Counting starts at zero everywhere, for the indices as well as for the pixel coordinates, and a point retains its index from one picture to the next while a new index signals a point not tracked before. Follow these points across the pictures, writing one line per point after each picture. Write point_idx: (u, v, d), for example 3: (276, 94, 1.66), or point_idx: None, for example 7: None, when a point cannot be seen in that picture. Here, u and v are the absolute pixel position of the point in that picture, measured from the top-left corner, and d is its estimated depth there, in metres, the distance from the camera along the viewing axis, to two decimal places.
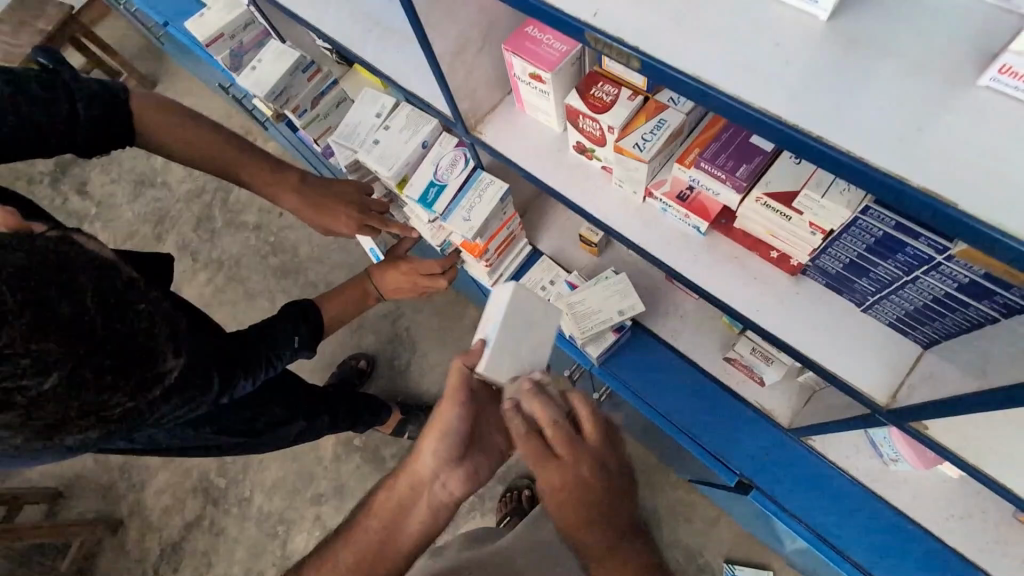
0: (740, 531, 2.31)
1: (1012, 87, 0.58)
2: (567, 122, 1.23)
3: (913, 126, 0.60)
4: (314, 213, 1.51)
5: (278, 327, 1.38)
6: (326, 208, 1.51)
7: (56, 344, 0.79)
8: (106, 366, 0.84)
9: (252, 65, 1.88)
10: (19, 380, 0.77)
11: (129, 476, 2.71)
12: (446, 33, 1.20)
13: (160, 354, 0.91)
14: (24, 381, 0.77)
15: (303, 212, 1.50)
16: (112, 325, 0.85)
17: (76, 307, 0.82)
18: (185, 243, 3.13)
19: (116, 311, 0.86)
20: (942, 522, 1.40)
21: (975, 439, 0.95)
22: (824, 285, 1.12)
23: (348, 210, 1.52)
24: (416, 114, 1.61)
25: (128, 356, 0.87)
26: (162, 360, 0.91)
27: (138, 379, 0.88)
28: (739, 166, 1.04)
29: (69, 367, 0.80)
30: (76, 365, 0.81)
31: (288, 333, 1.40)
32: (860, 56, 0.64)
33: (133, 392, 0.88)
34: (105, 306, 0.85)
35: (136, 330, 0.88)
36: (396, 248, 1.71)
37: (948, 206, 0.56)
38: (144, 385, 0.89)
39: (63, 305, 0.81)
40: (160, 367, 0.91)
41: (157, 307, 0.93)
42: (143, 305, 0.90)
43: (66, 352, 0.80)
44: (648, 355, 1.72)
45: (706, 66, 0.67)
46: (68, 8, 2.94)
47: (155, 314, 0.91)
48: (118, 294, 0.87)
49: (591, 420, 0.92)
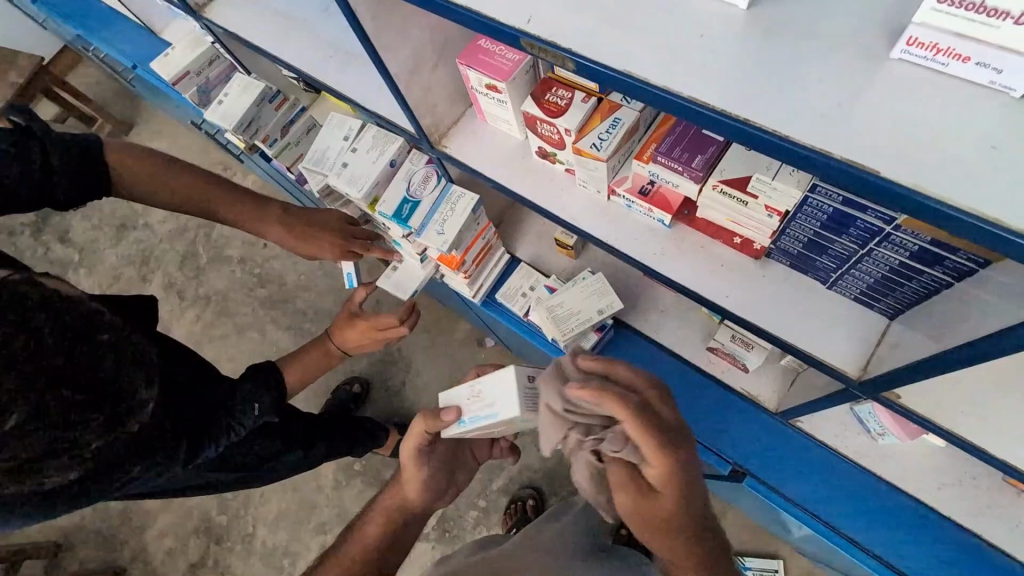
0: (746, 522, 2.32)
1: (922, 57, 0.60)
2: (527, 128, 1.25)
3: (833, 101, 0.63)
4: (299, 244, 1.55)
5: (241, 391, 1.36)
6: (307, 241, 1.55)
7: (14, 380, 0.80)
8: (72, 400, 0.86)
9: (219, 100, 1.90)
10: None
11: (130, 522, 2.67)
12: (400, 52, 1.23)
13: (129, 385, 0.95)
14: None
15: (289, 241, 1.53)
16: (79, 356, 0.88)
17: (35, 341, 0.83)
18: (171, 281, 3.13)
19: (78, 343, 0.88)
20: (935, 491, 1.42)
21: (950, 406, 0.97)
22: (788, 266, 1.14)
23: (332, 236, 1.57)
24: (382, 134, 1.63)
25: (97, 390, 0.90)
26: (134, 393, 0.95)
27: (110, 412, 0.92)
28: (694, 156, 1.07)
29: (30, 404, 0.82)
30: (38, 399, 0.82)
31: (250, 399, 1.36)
32: (778, 40, 0.67)
33: (104, 426, 0.91)
34: (67, 338, 0.87)
35: (100, 361, 0.91)
36: (349, 303, 1.66)
37: (871, 174, 0.59)
38: (114, 418, 0.92)
39: (19, 339, 0.82)
40: (131, 398, 0.95)
41: (120, 338, 0.96)
42: (105, 334, 0.93)
43: (29, 386, 0.82)
44: (632, 351, 1.75)
45: (637, 62, 0.70)
46: (39, 60, 2.97)
47: (119, 344, 0.95)
48: (80, 326, 0.89)
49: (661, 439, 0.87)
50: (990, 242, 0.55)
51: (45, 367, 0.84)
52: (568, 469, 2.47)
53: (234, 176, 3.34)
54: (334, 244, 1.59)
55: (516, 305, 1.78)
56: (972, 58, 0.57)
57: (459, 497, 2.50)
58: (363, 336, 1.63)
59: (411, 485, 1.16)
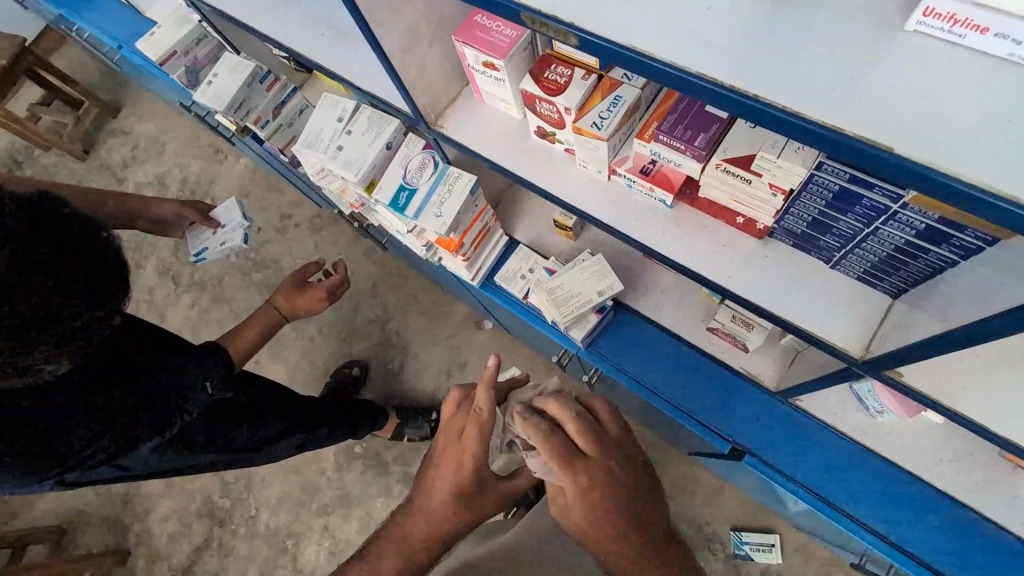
0: (744, 499, 2.36)
1: (940, 28, 0.58)
2: (526, 107, 1.22)
3: (846, 76, 0.60)
4: (164, 212, 1.80)
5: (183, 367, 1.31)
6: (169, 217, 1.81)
7: None
8: (63, 279, 0.93)
9: (208, 81, 1.85)
10: None
11: (133, 506, 2.69)
12: (393, 29, 1.19)
13: (115, 282, 1.02)
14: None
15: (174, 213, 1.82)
16: (66, 243, 0.95)
17: None
18: (166, 266, 3.10)
19: (53, 225, 0.94)
20: (932, 468, 1.44)
21: (951, 382, 0.97)
22: (792, 245, 1.13)
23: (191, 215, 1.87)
24: (378, 115, 1.60)
25: (80, 274, 0.95)
26: (113, 268, 1.02)
27: (105, 298, 0.99)
28: (697, 135, 1.05)
29: (10, 267, 0.87)
30: (20, 263, 0.88)
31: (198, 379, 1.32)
32: (790, 11, 0.64)
33: (92, 302, 0.97)
34: (43, 221, 0.93)
35: (83, 242, 0.97)
36: (298, 272, 1.89)
37: (885, 151, 0.57)
38: (102, 299, 0.98)
39: None
40: (117, 297, 1.02)
41: (81, 216, 1.01)
42: (66, 209, 0.98)
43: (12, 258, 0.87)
44: (632, 332, 1.74)
45: (642, 36, 0.66)
46: (21, 40, 2.91)
47: (81, 219, 1.01)
48: (60, 220, 0.96)
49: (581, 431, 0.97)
50: (1004, 222, 0.53)
51: (35, 239, 0.91)
52: None
53: (226, 158, 3.29)
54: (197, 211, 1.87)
55: (516, 287, 1.77)
56: (991, 29, 0.55)
57: None
58: (307, 299, 1.84)
59: (439, 513, 1.08)
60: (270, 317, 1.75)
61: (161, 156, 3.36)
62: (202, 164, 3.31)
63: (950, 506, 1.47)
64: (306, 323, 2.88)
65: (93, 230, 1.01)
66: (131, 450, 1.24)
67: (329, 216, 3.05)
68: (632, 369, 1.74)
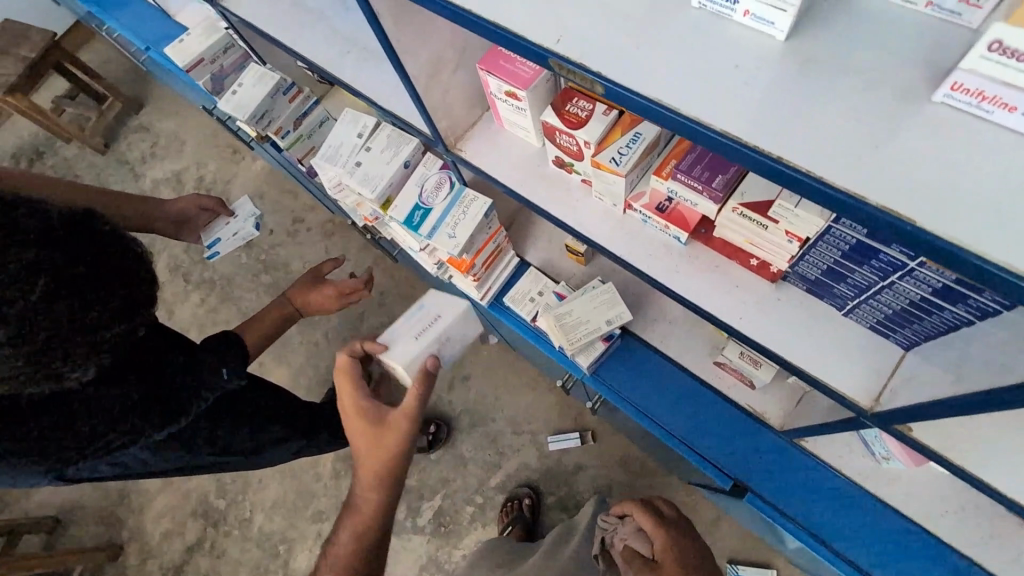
0: (742, 532, 2.32)
1: (967, 103, 0.58)
2: (545, 137, 1.24)
3: (869, 144, 0.60)
4: (185, 209, 1.84)
5: (200, 361, 1.33)
6: (189, 212, 1.85)
7: (36, 252, 0.87)
8: (97, 297, 0.93)
9: (233, 89, 1.88)
10: (11, 290, 0.84)
11: (129, 501, 2.69)
12: (417, 55, 1.21)
13: (144, 297, 1.02)
14: (16, 290, 0.84)
15: (188, 210, 1.85)
16: (102, 259, 0.96)
17: (43, 217, 0.90)
18: (177, 263, 3.13)
19: (90, 241, 0.95)
20: (936, 518, 1.39)
21: (960, 439, 0.96)
22: (805, 290, 1.13)
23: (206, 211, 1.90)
24: (397, 133, 1.62)
25: (115, 292, 0.96)
26: (143, 283, 1.03)
27: (132, 312, 1.00)
28: (715, 176, 1.05)
29: (51, 282, 0.88)
30: (62, 279, 0.89)
31: (214, 369, 1.34)
32: (817, 74, 0.64)
33: (122, 317, 0.98)
34: (80, 235, 0.93)
35: (115, 260, 0.98)
36: (317, 270, 1.91)
37: (906, 223, 0.57)
38: (130, 312, 0.99)
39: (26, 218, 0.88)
40: (143, 311, 1.03)
41: (118, 232, 1.02)
42: (106, 227, 0.99)
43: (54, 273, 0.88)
44: (638, 360, 1.74)
45: (667, 89, 0.67)
46: (52, 36, 2.97)
47: (118, 235, 1.02)
48: (96, 235, 0.97)
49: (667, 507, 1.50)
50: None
51: (73, 254, 0.91)
52: (566, 469, 2.50)
53: (244, 160, 3.33)
54: (212, 201, 1.92)
55: (524, 309, 1.77)
56: (1018, 108, 0.54)
57: (456, 491, 2.53)
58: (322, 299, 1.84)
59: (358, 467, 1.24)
60: (285, 312, 1.79)
61: (181, 154, 3.40)
62: (220, 164, 3.35)
63: (958, 561, 1.43)
64: (313, 328, 2.89)
65: (126, 245, 1.02)
66: (142, 439, 1.23)
67: (341, 222, 3.07)
68: (635, 398, 1.73)
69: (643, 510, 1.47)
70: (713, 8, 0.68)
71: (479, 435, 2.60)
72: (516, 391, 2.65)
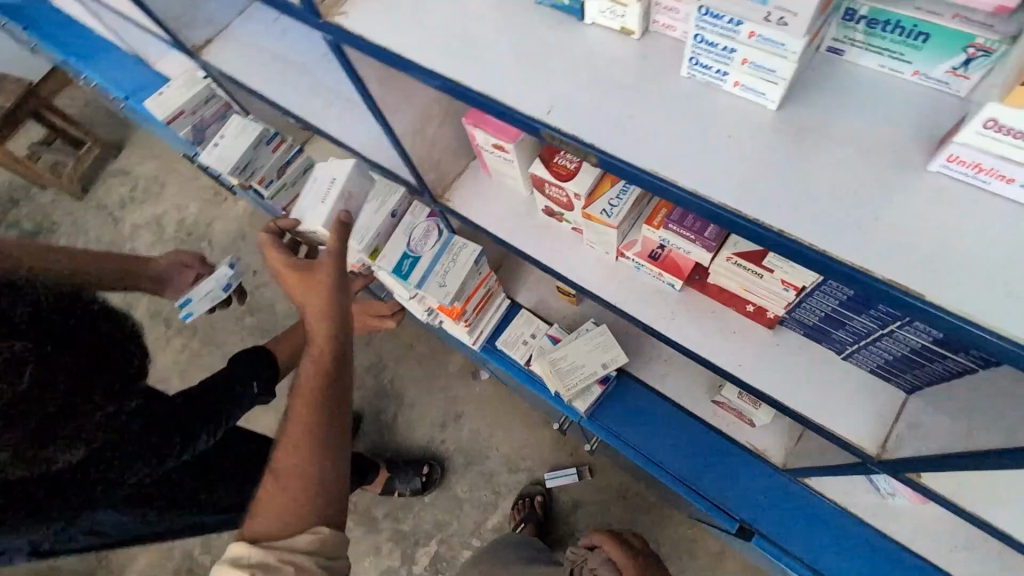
0: (747, 564, 2.27)
1: (964, 173, 0.58)
2: (534, 188, 1.23)
3: (870, 215, 0.60)
4: (166, 268, 1.78)
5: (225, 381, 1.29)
6: (171, 272, 1.78)
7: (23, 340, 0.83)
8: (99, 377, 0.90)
9: (214, 141, 1.86)
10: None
11: (107, 562, 2.56)
12: (403, 112, 1.20)
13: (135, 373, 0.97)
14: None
15: (169, 268, 1.78)
16: (92, 341, 0.91)
17: (27, 300, 0.86)
18: (157, 308, 3.05)
19: (76, 320, 0.90)
20: (946, 553, 1.36)
21: (967, 485, 0.95)
22: (803, 335, 1.11)
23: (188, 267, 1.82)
24: (382, 182, 1.52)
25: (114, 369, 0.93)
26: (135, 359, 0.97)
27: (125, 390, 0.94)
28: (707, 226, 1.05)
29: (34, 368, 0.82)
30: (49, 366, 0.84)
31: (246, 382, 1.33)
32: (811, 143, 0.64)
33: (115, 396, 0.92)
34: (66, 316, 0.89)
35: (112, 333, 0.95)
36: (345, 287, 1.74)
37: (916, 297, 0.56)
38: (122, 394, 0.93)
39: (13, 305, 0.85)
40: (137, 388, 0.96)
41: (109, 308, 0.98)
42: (94, 304, 0.95)
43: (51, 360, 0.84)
44: (634, 401, 1.72)
45: (662, 160, 0.66)
46: (28, 84, 2.94)
47: (109, 310, 0.98)
48: (86, 314, 0.93)
49: (636, 539, 1.58)
50: None
51: (61, 338, 0.87)
52: (564, 507, 2.44)
53: (225, 201, 3.29)
54: (193, 256, 1.84)
55: (517, 352, 1.75)
56: (1017, 179, 0.55)
57: (452, 536, 2.45)
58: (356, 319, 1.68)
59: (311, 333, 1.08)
60: None
61: (160, 198, 3.36)
62: (201, 206, 3.30)
63: None
64: None
65: (119, 322, 0.98)
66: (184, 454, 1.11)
67: None
68: (633, 439, 1.71)
69: (614, 542, 1.54)
70: (703, 78, 0.68)
71: (474, 474, 2.54)
72: (511, 427, 2.59)
